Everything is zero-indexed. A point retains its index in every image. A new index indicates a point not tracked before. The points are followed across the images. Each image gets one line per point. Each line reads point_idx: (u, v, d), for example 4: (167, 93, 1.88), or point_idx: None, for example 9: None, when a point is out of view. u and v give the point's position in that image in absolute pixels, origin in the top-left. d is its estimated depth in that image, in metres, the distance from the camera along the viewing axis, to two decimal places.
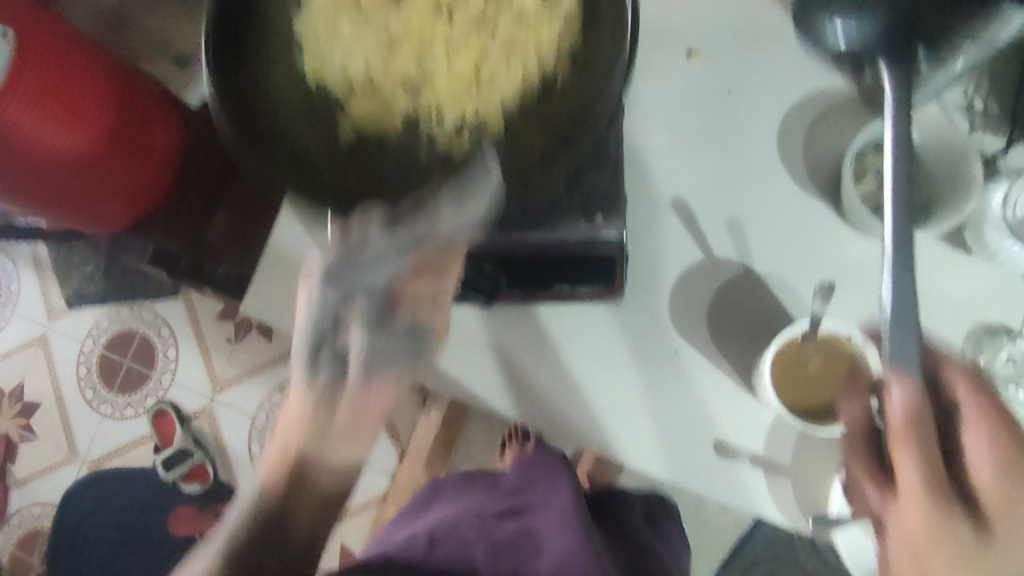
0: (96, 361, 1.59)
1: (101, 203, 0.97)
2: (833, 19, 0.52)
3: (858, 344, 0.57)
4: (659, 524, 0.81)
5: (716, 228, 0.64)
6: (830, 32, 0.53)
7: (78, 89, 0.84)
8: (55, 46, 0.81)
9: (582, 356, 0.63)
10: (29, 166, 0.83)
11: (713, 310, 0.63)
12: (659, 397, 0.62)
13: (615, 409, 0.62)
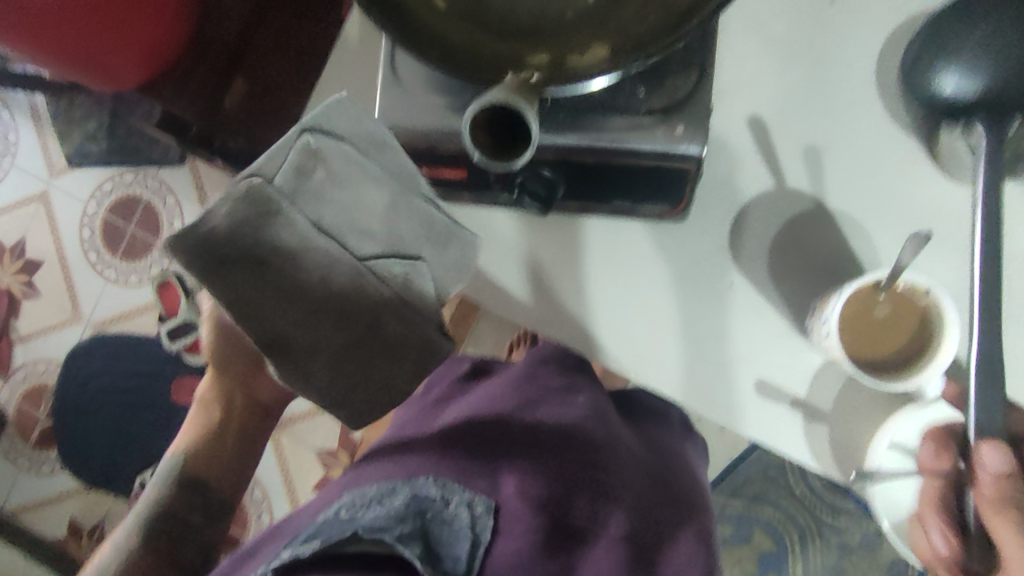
0: (99, 225, 1.57)
1: (109, 55, 0.88)
2: (945, 68, 0.50)
3: (937, 300, 0.49)
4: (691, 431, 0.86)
5: (793, 156, 0.57)
6: (938, 80, 0.51)
7: None
8: None
9: (617, 272, 0.59)
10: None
11: (777, 245, 0.57)
12: (679, 321, 0.58)
13: (639, 335, 0.59)
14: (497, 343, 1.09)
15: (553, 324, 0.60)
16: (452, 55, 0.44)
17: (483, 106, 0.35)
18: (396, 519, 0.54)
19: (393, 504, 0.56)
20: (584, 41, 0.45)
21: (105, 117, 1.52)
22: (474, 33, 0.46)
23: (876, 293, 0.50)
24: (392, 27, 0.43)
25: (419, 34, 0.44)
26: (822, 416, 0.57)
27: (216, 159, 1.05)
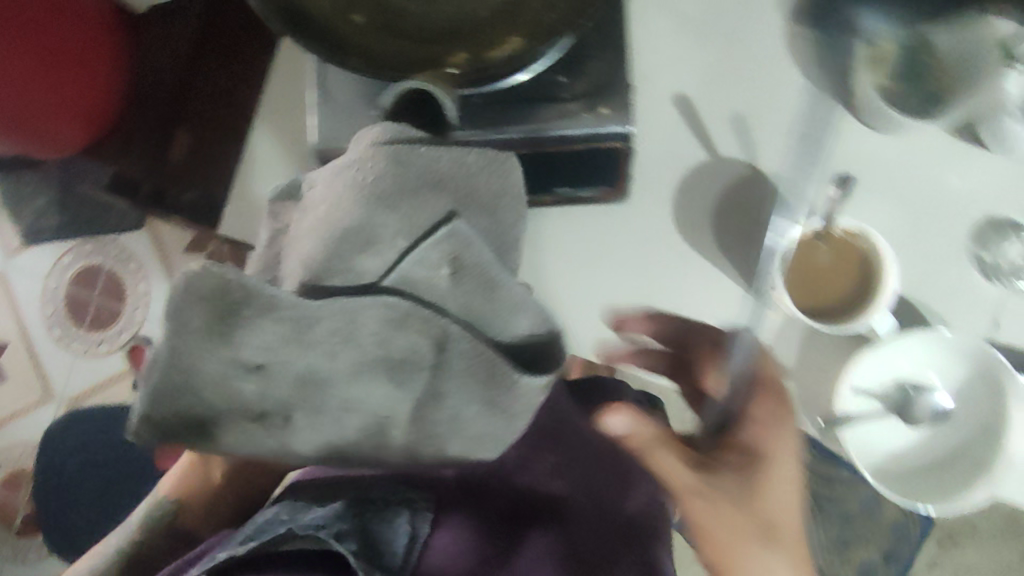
0: (61, 298, 1.56)
1: (51, 124, 0.94)
2: None
3: (873, 240, 0.51)
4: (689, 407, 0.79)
5: (722, 127, 0.60)
6: None
7: None
8: None
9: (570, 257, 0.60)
10: None
11: (720, 213, 0.59)
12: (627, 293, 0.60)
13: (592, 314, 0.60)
14: None
15: None
16: (380, 64, 0.46)
17: (407, 88, 0.44)
18: (338, 517, 0.49)
19: (332, 504, 0.51)
20: (503, 37, 0.48)
21: (55, 193, 1.48)
22: (397, 45, 0.48)
23: (814, 242, 0.52)
24: (317, 44, 0.44)
25: (344, 48, 0.45)
26: (789, 373, 0.58)
27: (168, 216, 1.02)
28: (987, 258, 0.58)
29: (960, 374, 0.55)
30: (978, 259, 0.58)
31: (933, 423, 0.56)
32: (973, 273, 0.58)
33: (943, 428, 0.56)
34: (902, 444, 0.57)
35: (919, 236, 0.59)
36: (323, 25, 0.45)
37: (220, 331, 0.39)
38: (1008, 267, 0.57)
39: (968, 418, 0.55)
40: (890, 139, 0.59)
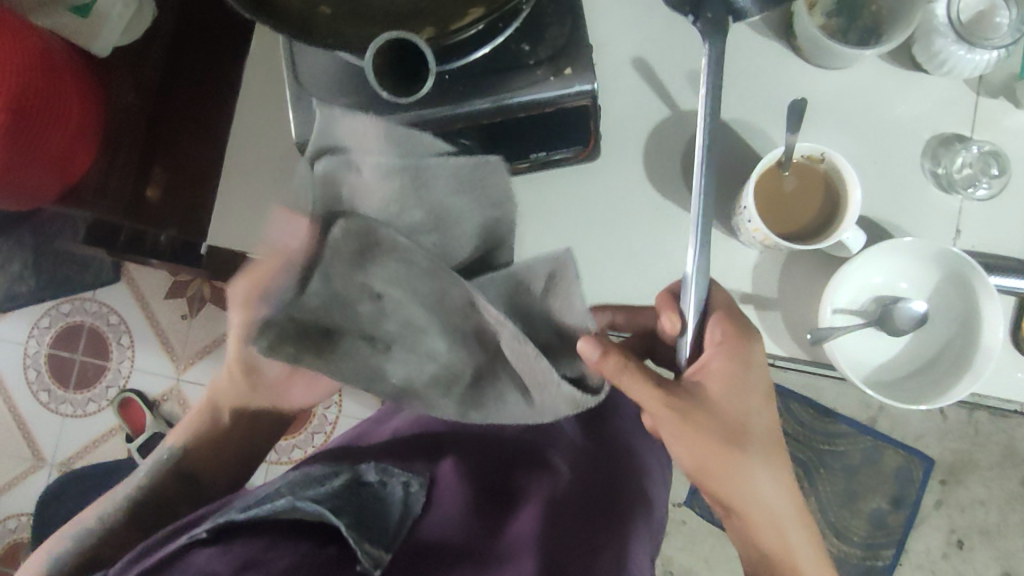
0: (45, 361, 1.56)
1: (27, 176, 0.87)
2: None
3: (834, 163, 0.54)
4: None
5: (679, 82, 0.63)
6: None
7: None
8: None
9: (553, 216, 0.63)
10: None
11: (689, 162, 0.63)
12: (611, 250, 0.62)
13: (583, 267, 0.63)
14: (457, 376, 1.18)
15: None
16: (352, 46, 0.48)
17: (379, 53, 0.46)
18: (337, 495, 0.50)
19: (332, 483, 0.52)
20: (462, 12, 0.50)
21: (29, 254, 1.46)
22: (365, 29, 0.50)
23: (781, 171, 0.55)
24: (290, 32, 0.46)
25: (316, 35, 0.48)
26: (774, 303, 0.61)
27: (150, 261, 1.05)
28: (942, 171, 0.62)
29: (932, 280, 0.59)
30: (934, 173, 0.62)
31: (915, 330, 0.59)
32: (931, 187, 0.62)
33: (925, 331, 0.60)
34: (889, 352, 0.60)
35: (875, 159, 0.63)
36: (293, 16, 0.47)
37: (359, 266, 0.50)
38: (961, 175, 0.61)
39: (945, 321, 0.59)
40: (834, 75, 0.63)
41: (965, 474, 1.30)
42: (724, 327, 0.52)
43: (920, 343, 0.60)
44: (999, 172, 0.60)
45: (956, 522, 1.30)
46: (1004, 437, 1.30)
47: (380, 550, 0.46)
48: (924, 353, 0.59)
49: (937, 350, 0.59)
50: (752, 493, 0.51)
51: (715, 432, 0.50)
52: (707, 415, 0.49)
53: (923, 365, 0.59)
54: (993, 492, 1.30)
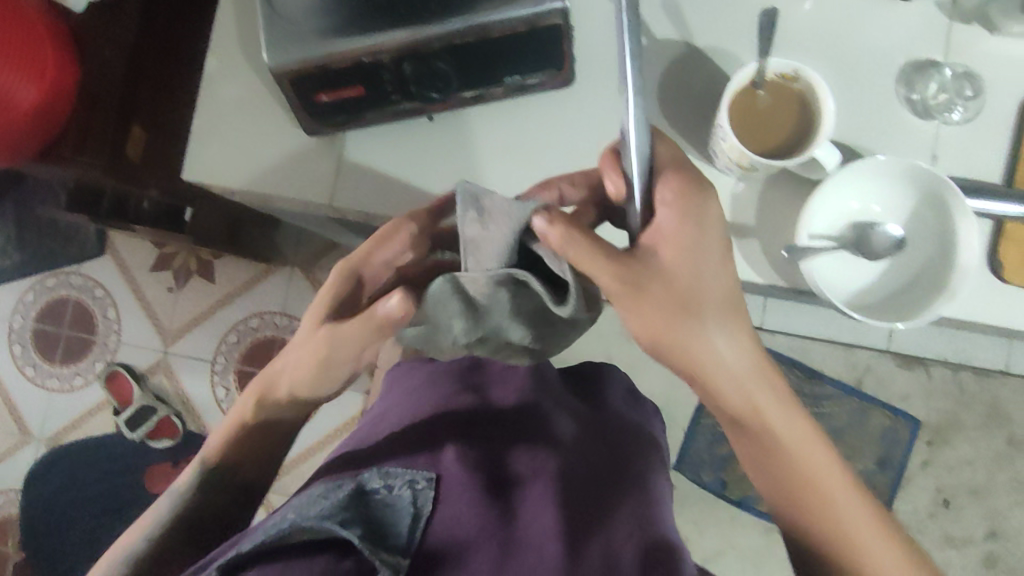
0: (30, 336, 1.54)
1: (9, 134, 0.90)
2: None
3: (808, 79, 0.54)
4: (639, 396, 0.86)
5: (654, 11, 0.63)
6: None
7: None
8: None
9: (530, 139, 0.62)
10: None
11: (665, 91, 0.62)
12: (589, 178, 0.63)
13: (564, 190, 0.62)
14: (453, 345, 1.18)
15: None
16: None
17: None
18: (348, 507, 0.50)
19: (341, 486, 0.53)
20: None
21: (11, 231, 1.53)
22: None
23: (754, 92, 0.55)
24: None
25: None
26: (752, 230, 0.61)
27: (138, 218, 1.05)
28: (917, 97, 0.62)
29: (909, 203, 0.59)
30: (908, 99, 0.62)
31: (893, 254, 0.59)
32: (908, 113, 0.62)
33: (901, 255, 0.59)
34: (867, 279, 0.60)
35: (852, 87, 0.62)
36: None
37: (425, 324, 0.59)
38: (935, 100, 0.61)
39: (924, 243, 0.59)
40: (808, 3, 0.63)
41: (951, 433, 1.29)
42: (675, 184, 0.49)
43: (898, 266, 0.59)
44: (973, 94, 0.61)
45: (943, 481, 1.28)
46: (988, 396, 1.28)
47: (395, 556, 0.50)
48: (901, 276, 0.59)
49: (915, 273, 0.59)
50: (713, 364, 0.51)
51: (664, 303, 0.49)
52: (663, 281, 0.49)
53: (902, 288, 0.59)
54: (980, 451, 1.28)
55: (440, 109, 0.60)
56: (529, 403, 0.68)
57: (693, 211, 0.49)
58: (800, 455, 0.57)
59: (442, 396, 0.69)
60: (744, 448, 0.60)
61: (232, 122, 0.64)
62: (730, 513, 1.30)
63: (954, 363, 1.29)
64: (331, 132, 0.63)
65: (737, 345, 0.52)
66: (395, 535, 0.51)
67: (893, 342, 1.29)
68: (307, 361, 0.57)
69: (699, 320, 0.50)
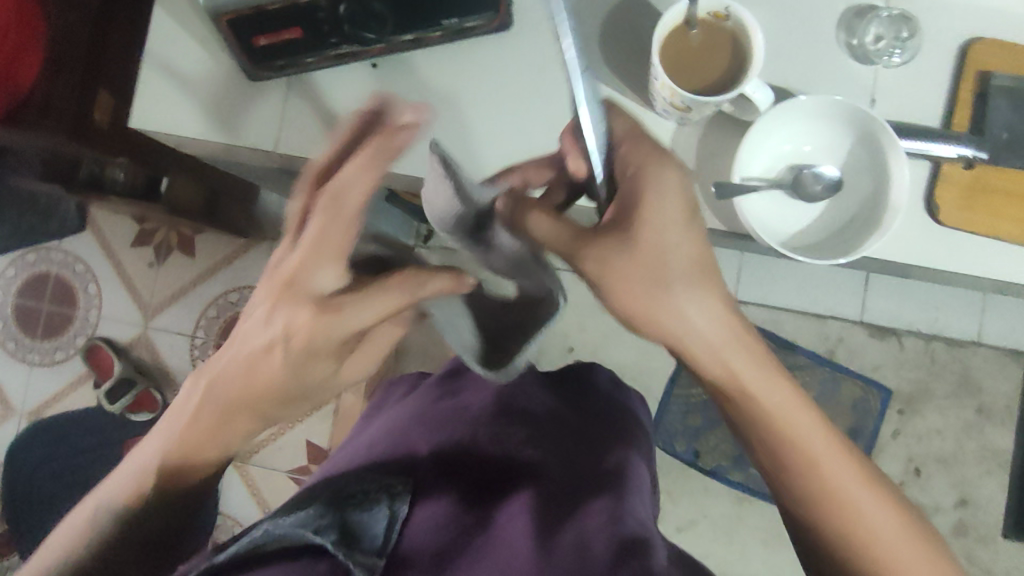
0: (11, 312, 1.56)
1: None
2: None
3: (735, 17, 0.55)
4: (623, 385, 0.84)
5: None
6: None
7: None
8: None
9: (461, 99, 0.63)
10: None
11: (606, 36, 0.62)
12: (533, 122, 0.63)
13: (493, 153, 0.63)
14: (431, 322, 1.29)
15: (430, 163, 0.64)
16: None
17: None
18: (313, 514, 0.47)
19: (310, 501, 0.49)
20: None
21: None
22: None
23: (688, 30, 0.56)
24: None
25: None
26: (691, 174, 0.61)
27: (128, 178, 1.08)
28: (857, 43, 0.62)
29: (845, 144, 0.59)
30: (848, 45, 0.62)
31: (830, 195, 0.60)
32: (847, 58, 0.62)
33: (838, 195, 0.60)
34: (806, 218, 0.61)
35: (796, 29, 0.62)
36: None
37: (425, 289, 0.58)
38: (875, 47, 0.61)
39: (859, 184, 0.59)
40: None
41: (921, 403, 1.24)
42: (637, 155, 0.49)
43: (835, 208, 0.60)
44: (910, 35, 0.61)
45: (913, 451, 1.23)
46: (959, 366, 1.24)
47: (373, 558, 0.45)
48: (839, 214, 0.60)
49: (852, 214, 0.59)
50: (706, 335, 0.49)
51: (638, 275, 0.48)
52: (642, 255, 0.48)
53: (839, 229, 0.60)
54: (950, 421, 1.24)
55: (377, 52, 0.61)
56: (512, 408, 0.63)
57: (647, 181, 0.49)
58: (829, 469, 0.52)
59: (424, 416, 0.65)
60: (760, 461, 0.55)
61: (177, 72, 0.65)
62: (703, 482, 1.30)
63: (926, 332, 1.24)
64: (271, 75, 0.63)
65: (723, 320, 0.50)
66: (372, 536, 0.46)
67: (865, 312, 1.24)
68: (376, 315, 0.48)
69: (686, 292, 0.49)
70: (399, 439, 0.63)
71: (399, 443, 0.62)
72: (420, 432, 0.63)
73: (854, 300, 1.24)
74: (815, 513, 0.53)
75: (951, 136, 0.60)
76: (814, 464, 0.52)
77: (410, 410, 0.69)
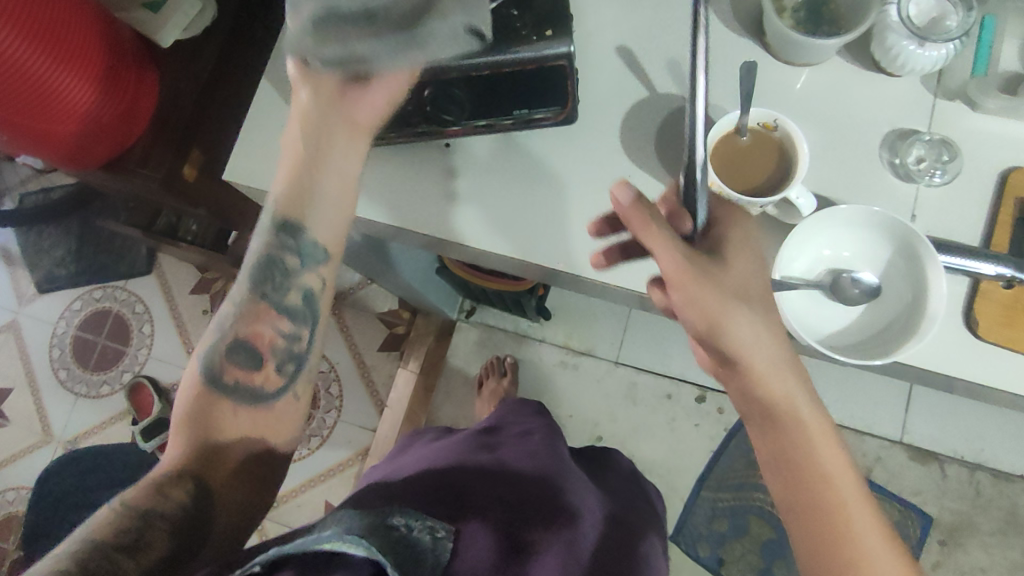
0: (69, 342, 1.65)
1: (87, 144, 1.00)
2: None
3: (782, 129, 0.60)
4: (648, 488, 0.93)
5: (658, 69, 0.70)
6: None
7: (58, 28, 0.85)
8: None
9: (507, 184, 0.69)
10: (25, 112, 0.89)
11: (658, 140, 0.69)
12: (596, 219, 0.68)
13: (528, 256, 0.68)
14: (465, 390, 1.42)
15: (491, 236, 0.68)
16: None
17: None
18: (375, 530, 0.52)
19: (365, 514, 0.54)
20: None
21: (73, 243, 1.65)
22: None
23: (737, 136, 0.61)
24: None
25: None
26: None
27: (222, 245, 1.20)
28: (899, 162, 0.66)
29: (886, 255, 0.62)
30: (891, 163, 0.66)
31: (869, 298, 0.62)
32: (889, 176, 0.66)
33: (876, 299, 0.62)
34: (845, 320, 0.63)
35: (837, 146, 0.67)
36: None
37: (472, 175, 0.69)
38: (916, 167, 0.65)
39: (897, 293, 0.62)
40: (818, 74, 0.68)
41: (964, 537, 1.18)
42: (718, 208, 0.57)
43: (871, 314, 0.63)
44: (950, 159, 0.65)
45: None
46: (1006, 502, 1.18)
47: None
48: (876, 320, 0.62)
49: (887, 320, 0.62)
50: (756, 355, 0.54)
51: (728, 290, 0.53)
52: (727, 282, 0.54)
53: (875, 333, 0.62)
54: (996, 560, 1.17)
55: (453, 133, 0.68)
56: (554, 487, 0.70)
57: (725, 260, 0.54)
58: (818, 451, 0.55)
59: (472, 464, 0.73)
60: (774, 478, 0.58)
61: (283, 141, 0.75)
62: None
63: (971, 461, 1.19)
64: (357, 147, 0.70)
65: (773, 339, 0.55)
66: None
67: (906, 432, 1.21)
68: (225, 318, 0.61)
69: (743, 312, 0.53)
70: (444, 475, 0.70)
71: (444, 479, 0.69)
72: (466, 475, 0.70)
73: (898, 416, 1.21)
74: (802, 513, 0.56)
75: (991, 255, 0.61)
76: (799, 432, 0.55)
77: (454, 455, 0.77)
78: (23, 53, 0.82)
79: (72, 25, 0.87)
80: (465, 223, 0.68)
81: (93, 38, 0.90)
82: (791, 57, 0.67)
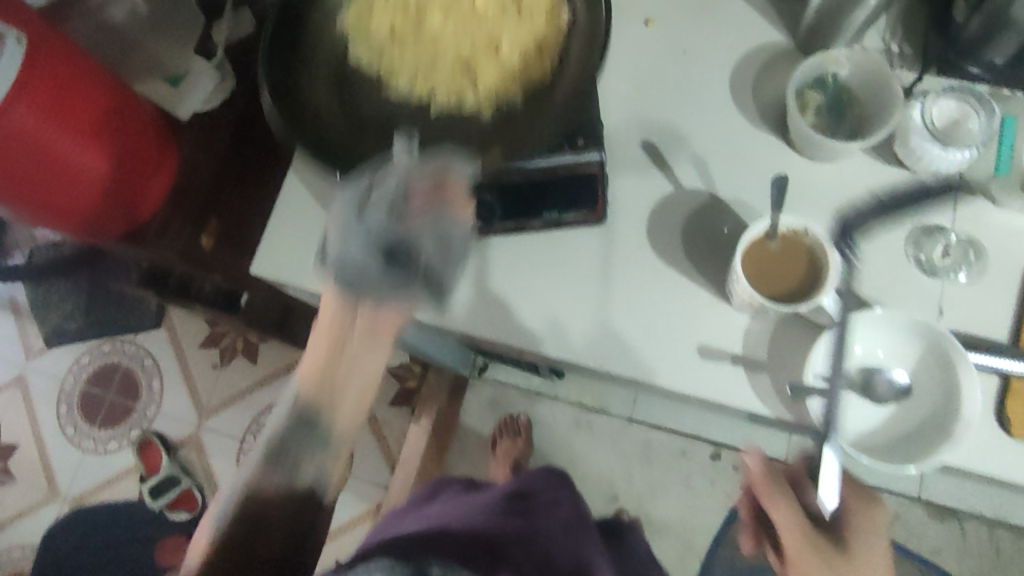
0: (77, 397, 1.63)
1: (108, 219, 1.00)
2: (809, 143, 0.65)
3: (813, 235, 0.61)
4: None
5: (684, 164, 0.71)
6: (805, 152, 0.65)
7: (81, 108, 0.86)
8: (70, 77, 0.83)
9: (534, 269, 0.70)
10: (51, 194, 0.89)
11: (687, 235, 0.69)
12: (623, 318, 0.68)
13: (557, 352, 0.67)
14: (479, 449, 1.41)
15: (521, 332, 0.68)
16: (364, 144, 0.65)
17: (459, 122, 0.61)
18: None
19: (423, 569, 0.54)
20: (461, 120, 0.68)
21: (81, 299, 1.63)
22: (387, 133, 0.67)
23: (767, 240, 0.62)
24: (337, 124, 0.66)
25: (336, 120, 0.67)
26: (762, 366, 0.66)
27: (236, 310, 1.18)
28: (924, 258, 0.67)
29: (917, 354, 0.63)
30: (915, 259, 0.67)
31: (898, 398, 0.63)
32: (915, 272, 0.67)
33: (907, 400, 0.63)
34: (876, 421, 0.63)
35: (863, 242, 0.68)
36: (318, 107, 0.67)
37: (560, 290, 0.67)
38: (940, 264, 0.66)
39: (927, 394, 0.62)
40: (840, 170, 0.70)
41: None
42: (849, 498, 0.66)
43: (900, 414, 0.63)
44: (975, 258, 0.66)
45: None
46: None
47: None
48: (908, 421, 0.62)
49: (918, 421, 0.62)
50: None
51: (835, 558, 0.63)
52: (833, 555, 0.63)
53: (907, 434, 0.62)
54: None
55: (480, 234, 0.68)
56: None
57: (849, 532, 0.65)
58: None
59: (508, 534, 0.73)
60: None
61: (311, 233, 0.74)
62: None
63: (991, 520, 1.19)
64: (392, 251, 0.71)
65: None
66: None
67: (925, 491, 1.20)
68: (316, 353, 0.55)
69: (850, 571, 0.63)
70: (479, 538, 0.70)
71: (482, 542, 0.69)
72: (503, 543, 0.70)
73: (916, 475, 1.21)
74: None
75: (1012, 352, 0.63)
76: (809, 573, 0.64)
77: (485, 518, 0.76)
78: (48, 132, 0.83)
79: (94, 103, 0.88)
80: (491, 317, 0.68)
81: (118, 113, 0.92)
82: (813, 156, 0.69)
